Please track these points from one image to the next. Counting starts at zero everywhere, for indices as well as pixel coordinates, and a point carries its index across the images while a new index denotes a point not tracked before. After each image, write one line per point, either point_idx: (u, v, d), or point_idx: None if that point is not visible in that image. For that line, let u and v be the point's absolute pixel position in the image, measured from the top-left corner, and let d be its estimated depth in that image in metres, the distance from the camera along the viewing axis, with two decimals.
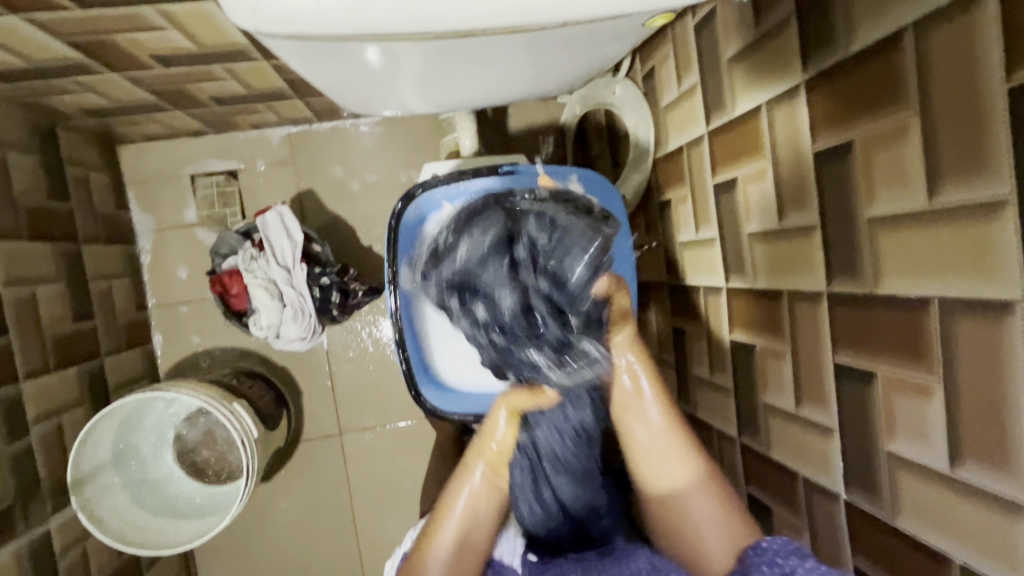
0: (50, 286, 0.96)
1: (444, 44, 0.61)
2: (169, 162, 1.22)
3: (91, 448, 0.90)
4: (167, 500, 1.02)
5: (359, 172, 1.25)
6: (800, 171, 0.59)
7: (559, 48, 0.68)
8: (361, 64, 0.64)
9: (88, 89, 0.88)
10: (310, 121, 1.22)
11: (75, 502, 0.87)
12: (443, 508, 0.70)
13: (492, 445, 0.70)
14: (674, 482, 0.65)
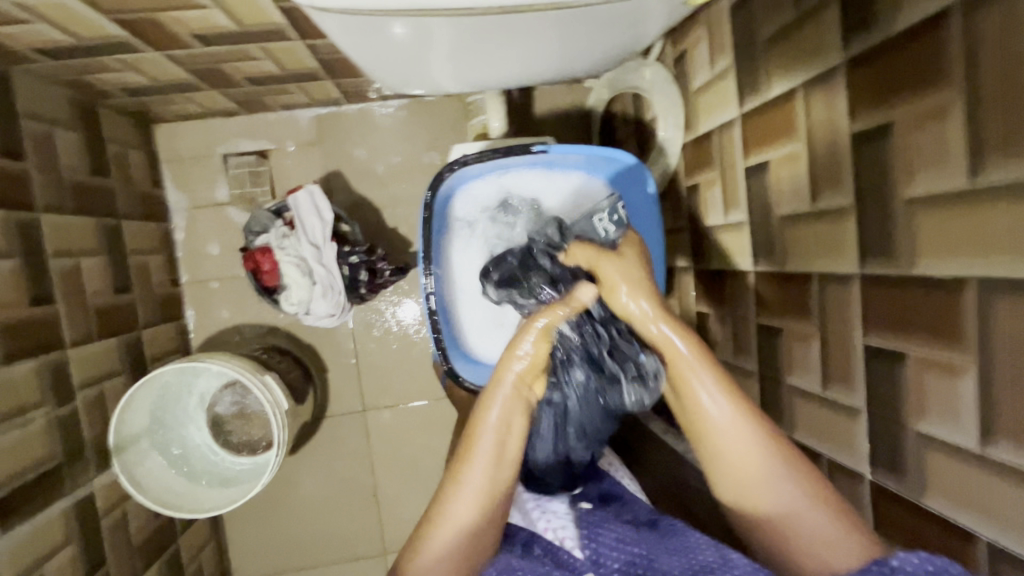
0: (92, 259, 0.99)
1: (481, 23, 0.63)
2: (202, 141, 1.25)
3: (131, 415, 0.94)
4: (201, 468, 1.06)
5: (384, 154, 1.27)
6: (836, 152, 0.59)
7: (592, 28, 0.69)
8: (397, 41, 0.66)
9: (130, 66, 0.90)
10: (338, 103, 1.24)
11: (117, 465, 0.91)
12: (475, 421, 0.61)
13: (520, 354, 0.61)
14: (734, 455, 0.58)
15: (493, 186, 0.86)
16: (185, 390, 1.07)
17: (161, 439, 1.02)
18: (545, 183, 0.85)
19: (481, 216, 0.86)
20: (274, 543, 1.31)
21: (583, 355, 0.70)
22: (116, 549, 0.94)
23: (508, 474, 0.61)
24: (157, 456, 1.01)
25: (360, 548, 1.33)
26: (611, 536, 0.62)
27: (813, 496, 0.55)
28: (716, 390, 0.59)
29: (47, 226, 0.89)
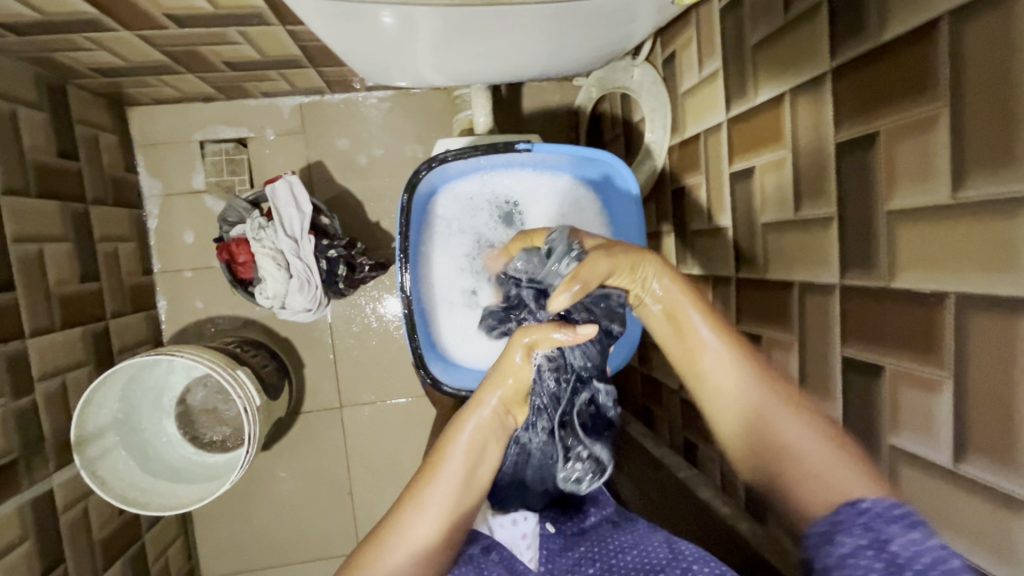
0: (57, 245, 0.95)
1: (465, 15, 0.61)
2: (178, 126, 1.21)
3: (95, 408, 0.91)
4: (168, 464, 1.03)
5: (367, 146, 1.24)
6: (820, 162, 0.58)
7: (580, 25, 0.68)
8: (378, 29, 0.64)
9: (100, 46, 0.87)
10: (321, 92, 1.21)
11: (78, 460, 0.88)
12: (447, 440, 0.59)
13: (507, 379, 0.59)
14: (729, 391, 0.57)
15: (478, 185, 0.84)
16: (153, 383, 1.03)
17: (127, 434, 0.99)
18: (533, 185, 0.84)
19: (465, 216, 0.84)
20: (245, 540, 1.29)
21: (551, 401, 0.64)
22: (76, 546, 0.91)
23: (470, 500, 0.59)
24: (122, 451, 0.97)
25: (333, 547, 1.31)
26: (567, 558, 0.67)
27: (823, 429, 0.53)
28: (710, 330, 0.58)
29: (8, 208, 0.85)
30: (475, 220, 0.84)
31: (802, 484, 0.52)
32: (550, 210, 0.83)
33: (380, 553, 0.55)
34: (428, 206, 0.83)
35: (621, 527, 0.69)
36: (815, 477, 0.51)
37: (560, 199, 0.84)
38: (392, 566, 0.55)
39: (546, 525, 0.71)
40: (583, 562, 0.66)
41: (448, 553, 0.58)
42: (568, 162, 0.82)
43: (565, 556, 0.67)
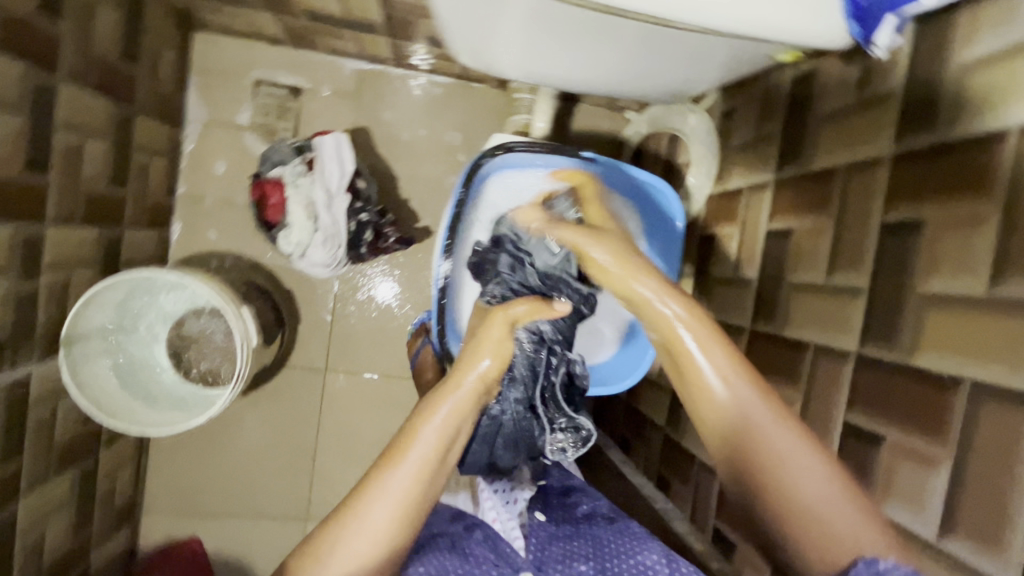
0: (98, 143, 0.95)
1: (570, 22, 0.63)
2: (237, 61, 1.22)
3: (92, 308, 0.90)
4: (145, 384, 1.01)
5: (414, 125, 1.26)
6: (862, 237, 0.62)
7: (667, 58, 0.71)
8: (483, 12, 0.65)
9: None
10: (384, 63, 1.23)
11: (62, 356, 0.86)
12: (416, 421, 0.61)
13: (484, 356, 0.65)
14: (731, 406, 0.55)
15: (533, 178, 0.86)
16: (152, 300, 1.02)
17: (112, 343, 0.97)
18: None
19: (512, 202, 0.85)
20: (196, 481, 1.26)
21: (531, 376, 0.73)
22: (36, 444, 0.88)
23: (434, 484, 0.60)
24: (103, 359, 0.95)
25: (282, 509, 1.28)
26: (557, 550, 0.68)
27: (832, 477, 0.50)
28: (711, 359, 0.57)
29: (63, 95, 0.85)
30: None
31: (813, 534, 0.50)
32: None
33: (341, 533, 0.56)
34: (484, 187, 0.86)
35: (614, 527, 0.69)
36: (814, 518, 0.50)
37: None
38: (350, 547, 0.55)
39: (536, 515, 0.73)
40: (577, 557, 0.66)
41: (409, 540, 0.58)
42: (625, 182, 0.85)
43: (557, 547, 0.68)
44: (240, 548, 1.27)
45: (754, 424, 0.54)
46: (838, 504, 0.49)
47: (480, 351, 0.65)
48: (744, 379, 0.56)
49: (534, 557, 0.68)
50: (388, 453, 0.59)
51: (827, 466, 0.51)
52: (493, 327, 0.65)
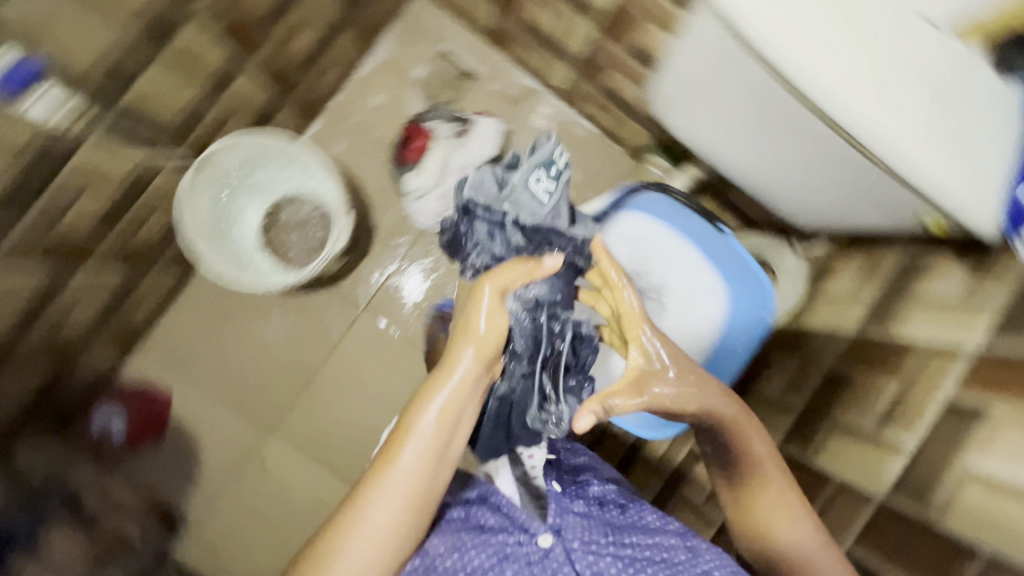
0: (312, 31, 1.08)
1: (770, 131, 0.69)
2: (436, 30, 1.37)
3: (233, 148, 1.00)
4: (229, 235, 1.09)
5: (547, 149, 1.39)
6: (924, 404, 0.68)
7: (812, 202, 0.78)
8: (709, 79, 0.68)
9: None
10: (551, 90, 1.37)
11: (189, 171, 0.96)
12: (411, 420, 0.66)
13: (469, 345, 0.67)
14: (805, 546, 0.67)
15: (660, 230, 0.90)
16: (278, 173, 1.11)
17: (228, 186, 1.07)
18: (695, 260, 0.90)
19: (631, 242, 0.89)
20: (198, 345, 1.29)
21: (533, 344, 0.75)
22: None
23: (433, 477, 0.66)
24: (214, 194, 1.05)
25: (256, 411, 1.30)
26: (576, 519, 0.74)
27: (848, 566, 0.67)
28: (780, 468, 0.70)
29: None
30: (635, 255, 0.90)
31: None
32: (698, 288, 0.90)
33: (345, 536, 0.63)
34: (617, 214, 0.90)
35: (628, 513, 0.79)
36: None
37: (705, 288, 0.90)
38: (358, 548, 0.63)
39: (552, 485, 0.78)
40: (597, 531, 0.74)
41: (412, 532, 0.66)
42: (738, 267, 0.89)
43: (574, 518, 0.74)
44: (195, 424, 1.27)
45: (803, 527, 0.68)
46: None
47: (469, 335, 0.67)
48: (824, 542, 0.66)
49: (553, 522, 0.73)
50: (384, 453, 0.66)
51: None
52: (482, 308, 0.66)
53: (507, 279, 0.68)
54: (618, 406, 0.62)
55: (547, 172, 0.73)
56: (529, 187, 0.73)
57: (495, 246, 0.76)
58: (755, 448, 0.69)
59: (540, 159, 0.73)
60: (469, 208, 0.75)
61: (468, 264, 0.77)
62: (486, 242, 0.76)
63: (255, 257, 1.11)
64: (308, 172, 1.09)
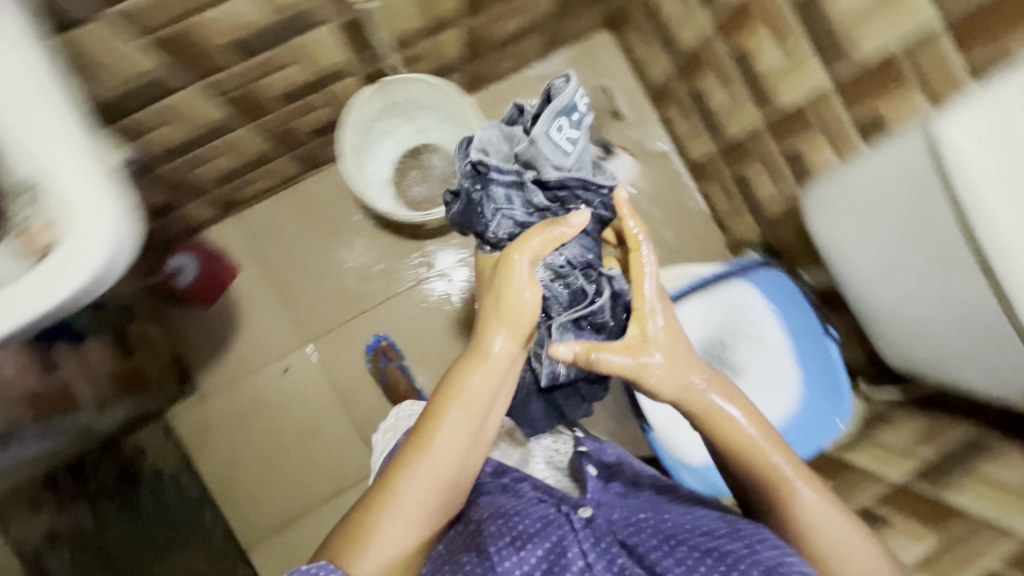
0: (521, 23, 1.18)
1: (939, 261, 0.73)
2: (608, 67, 1.48)
3: (415, 84, 1.11)
4: (366, 153, 1.18)
5: (657, 207, 1.47)
6: (964, 567, 0.70)
7: (942, 343, 0.81)
8: (905, 194, 0.74)
9: (698, 12, 1.12)
10: (684, 160, 1.46)
11: (374, 83, 1.06)
12: (446, 397, 0.73)
13: (501, 334, 0.75)
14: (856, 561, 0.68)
15: (766, 311, 0.93)
16: (432, 124, 1.21)
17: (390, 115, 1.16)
18: (788, 350, 0.93)
19: (731, 314, 0.93)
20: (282, 239, 1.35)
21: (566, 297, 0.84)
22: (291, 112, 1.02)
23: (463, 457, 0.73)
24: (377, 114, 1.14)
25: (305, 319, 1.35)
26: (614, 498, 0.80)
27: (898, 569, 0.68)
28: (778, 445, 0.73)
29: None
30: (739, 321, 0.93)
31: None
32: (781, 377, 0.92)
33: (380, 520, 0.70)
34: (736, 280, 0.93)
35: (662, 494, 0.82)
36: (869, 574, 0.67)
37: (787, 383, 0.92)
38: (391, 530, 0.70)
39: (591, 471, 0.86)
40: (635, 509, 0.77)
41: (442, 505, 0.73)
42: (821, 372, 0.92)
43: (612, 498, 0.80)
44: (244, 306, 1.34)
45: (803, 494, 0.70)
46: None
47: (500, 319, 0.75)
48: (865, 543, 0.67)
49: (592, 497, 0.79)
50: (421, 435, 0.73)
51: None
52: (522, 269, 0.74)
53: (528, 244, 0.75)
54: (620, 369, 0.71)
55: (568, 121, 0.77)
56: (549, 140, 0.76)
57: (512, 208, 0.80)
58: (726, 419, 0.72)
59: (561, 107, 0.76)
60: (482, 171, 0.78)
61: (490, 233, 0.81)
62: (505, 206, 0.80)
63: (376, 181, 1.20)
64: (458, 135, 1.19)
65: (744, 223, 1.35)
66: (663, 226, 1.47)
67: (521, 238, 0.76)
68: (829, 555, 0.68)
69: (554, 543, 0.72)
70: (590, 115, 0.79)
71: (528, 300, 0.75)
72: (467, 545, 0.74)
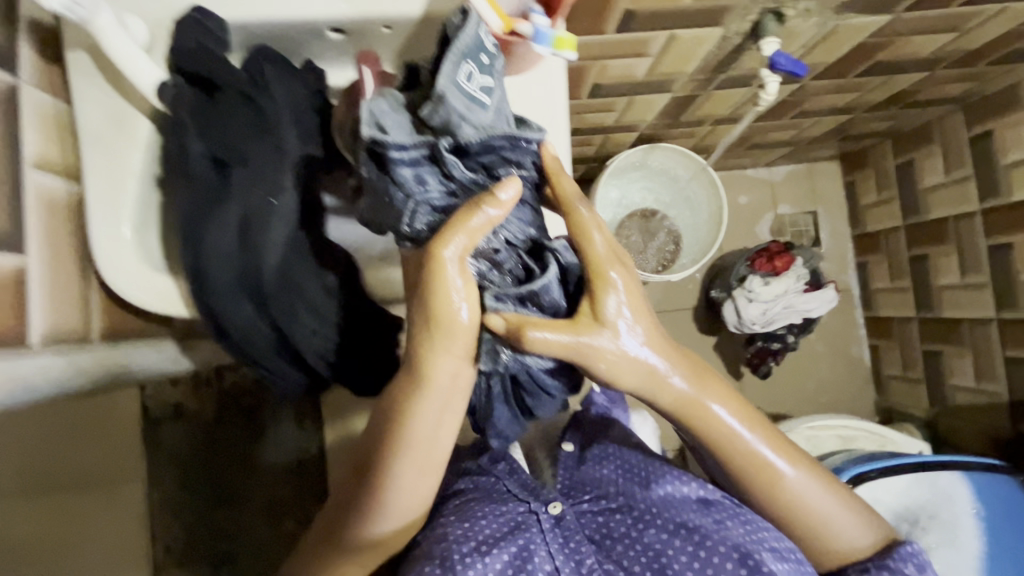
0: (784, 136, 1.22)
1: None
2: (822, 194, 1.50)
3: (698, 177, 1.11)
4: (619, 183, 1.16)
5: (822, 341, 1.47)
6: None
7: None
8: None
9: (967, 194, 1.13)
10: (864, 307, 1.46)
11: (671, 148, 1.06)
12: (384, 477, 0.52)
13: (438, 372, 0.50)
14: (844, 533, 0.60)
15: (966, 506, 0.86)
16: (681, 208, 1.20)
17: (658, 180, 1.17)
18: (984, 554, 0.85)
19: (932, 495, 0.87)
20: None
21: (521, 280, 0.52)
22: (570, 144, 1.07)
23: (398, 517, 0.54)
24: (650, 168, 1.14)
25: None
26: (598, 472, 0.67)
27: (848, 525, 0.60)
28: (750, 424, 0.58)
29: (837, 117, 1.13)
30: (940, 506, 0.86)
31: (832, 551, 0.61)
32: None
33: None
34: (944, 464, 0.87)
35: (620, 451, 0.69)
36: (853, 548, 0.61)
37: None
38: None
39: (567, 447, 0.74)
40: (608, 480, 0.66)
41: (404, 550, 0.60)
42: None
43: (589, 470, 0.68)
44: None
45: (788, 477, 0.58)
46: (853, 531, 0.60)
47: (433, 351, 0.49)
48: (847, 505, 0.61)
49: (563, 486, 0.67)
50: (367, 500, 0.52)
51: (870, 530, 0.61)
52: (453, 277, 0.46)
53: (470, 218, 0.45)
54: (580, 355, 0.50)
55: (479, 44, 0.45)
56: (451, 80, 0.43)
57: (454, 197, 0.48)
58: (717, 420, 0.56)
59: (471, 31, 0.44)
60: (375, 133, 0.44)
61: (413, 230, 0.48)
62: (420, 192, 0.46)
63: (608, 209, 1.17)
64: (691, 238, 1.19)
65: (913, 394, 1.34)
66: (821, 361, 1.46)
67: (441, 232, 0.46)
68: (817, 529, 0.60)
69: (518, 550, 0.58)
70: (507, 57, 0.48)
71: (464, 325, 0.48)
72: (430, 553, 0.58)
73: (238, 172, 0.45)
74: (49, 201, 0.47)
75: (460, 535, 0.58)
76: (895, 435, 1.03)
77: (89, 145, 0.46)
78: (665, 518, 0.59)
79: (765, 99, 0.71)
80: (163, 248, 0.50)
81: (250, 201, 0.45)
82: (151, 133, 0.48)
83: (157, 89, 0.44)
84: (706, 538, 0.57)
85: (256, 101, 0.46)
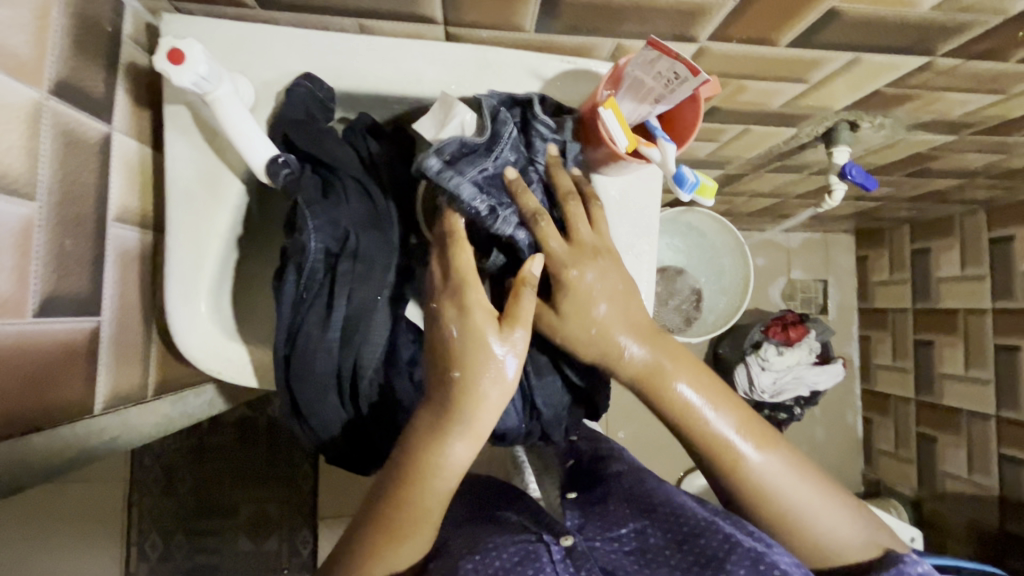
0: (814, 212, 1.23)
1: None
2: (835, 265, 1.50)
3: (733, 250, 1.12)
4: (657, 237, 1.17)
5: (820, 410, 1.48)
6: None
7: None
8: None
9: (981, 291, 1.17)
10: (863, 381, 1.48)
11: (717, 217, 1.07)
12: (421, 435, 0.41)
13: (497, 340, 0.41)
14: (833, 526, 0.45)
15: None
16: (708, 272, 1.20)
17: (693, 241, 1.18)
18: None
19: None
20: None
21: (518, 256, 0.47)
22: None
23: (429, 493, 0.41)
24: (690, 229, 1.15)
25: None
26: (606, 510, 0.51)
27: (834, 513, 0.45)
28: (714, 401, 0.46)
29: (870, 201, 1.14)
30: None
31: (816, 551, 0.45)
32: None
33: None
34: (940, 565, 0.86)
35: (621, 480, 0.55)
36: (842, 548, 0.44)
37: None
38: None
39: (570, 495, 0.58)
40: (618, 518, 0.49)
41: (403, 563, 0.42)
42: None
43: (603, 509, 0.52)
44: None
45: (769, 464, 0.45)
46: (850, 524, 0.45)
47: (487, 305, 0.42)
48: (833, 494, 0.46)
49: (576, 525, 0.50)
50: (409, 456, 0.41)
51: (861, 523, 0.46)
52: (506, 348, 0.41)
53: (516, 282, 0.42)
54: (569, 336, 0.47)
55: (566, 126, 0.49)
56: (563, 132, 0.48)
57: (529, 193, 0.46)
58: (679, 402, 0.46)
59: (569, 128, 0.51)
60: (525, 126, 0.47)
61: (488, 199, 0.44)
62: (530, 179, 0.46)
63: None
64: (712, 304, 1.20)
65: (903, 472, 1.37)
66: (817, 430, 1.47)
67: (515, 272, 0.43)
68: (794, 522, 0.45)
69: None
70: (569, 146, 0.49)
71: (510, 383, 0.42)
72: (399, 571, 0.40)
73: (346, 266, 0.43)
74: (122, 253, 0.45)
75: (469, 570, 0.40)
76: (891, 521, 1.05)
77: (175, 205, 0.44)
78: (689, 542, 0.43)
79: (828, 203, 0.72)
80: (232, 313, 0.48)
81: (361, 293, 0.43)
82: (241, 198, 0.45)
83: (268, 168, 0.41)
84: (724, 565, 0.40)
85: (366, 189, 0.46)
